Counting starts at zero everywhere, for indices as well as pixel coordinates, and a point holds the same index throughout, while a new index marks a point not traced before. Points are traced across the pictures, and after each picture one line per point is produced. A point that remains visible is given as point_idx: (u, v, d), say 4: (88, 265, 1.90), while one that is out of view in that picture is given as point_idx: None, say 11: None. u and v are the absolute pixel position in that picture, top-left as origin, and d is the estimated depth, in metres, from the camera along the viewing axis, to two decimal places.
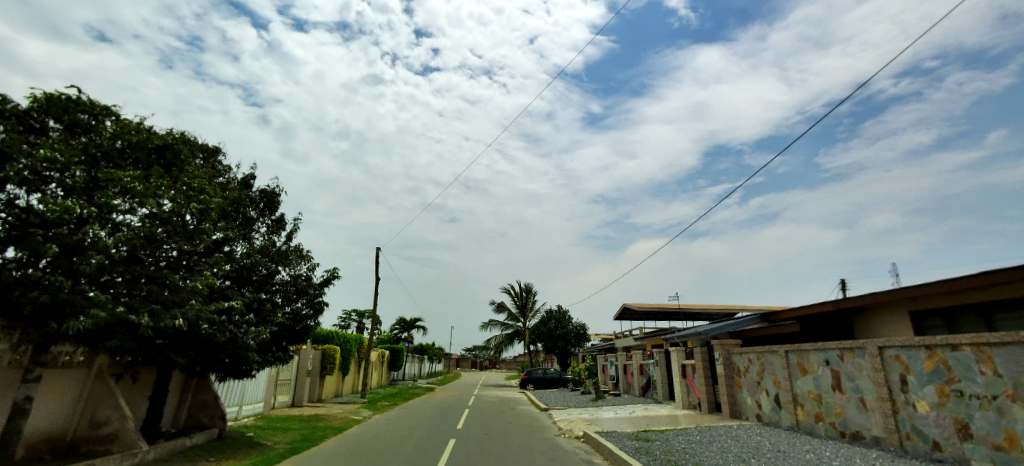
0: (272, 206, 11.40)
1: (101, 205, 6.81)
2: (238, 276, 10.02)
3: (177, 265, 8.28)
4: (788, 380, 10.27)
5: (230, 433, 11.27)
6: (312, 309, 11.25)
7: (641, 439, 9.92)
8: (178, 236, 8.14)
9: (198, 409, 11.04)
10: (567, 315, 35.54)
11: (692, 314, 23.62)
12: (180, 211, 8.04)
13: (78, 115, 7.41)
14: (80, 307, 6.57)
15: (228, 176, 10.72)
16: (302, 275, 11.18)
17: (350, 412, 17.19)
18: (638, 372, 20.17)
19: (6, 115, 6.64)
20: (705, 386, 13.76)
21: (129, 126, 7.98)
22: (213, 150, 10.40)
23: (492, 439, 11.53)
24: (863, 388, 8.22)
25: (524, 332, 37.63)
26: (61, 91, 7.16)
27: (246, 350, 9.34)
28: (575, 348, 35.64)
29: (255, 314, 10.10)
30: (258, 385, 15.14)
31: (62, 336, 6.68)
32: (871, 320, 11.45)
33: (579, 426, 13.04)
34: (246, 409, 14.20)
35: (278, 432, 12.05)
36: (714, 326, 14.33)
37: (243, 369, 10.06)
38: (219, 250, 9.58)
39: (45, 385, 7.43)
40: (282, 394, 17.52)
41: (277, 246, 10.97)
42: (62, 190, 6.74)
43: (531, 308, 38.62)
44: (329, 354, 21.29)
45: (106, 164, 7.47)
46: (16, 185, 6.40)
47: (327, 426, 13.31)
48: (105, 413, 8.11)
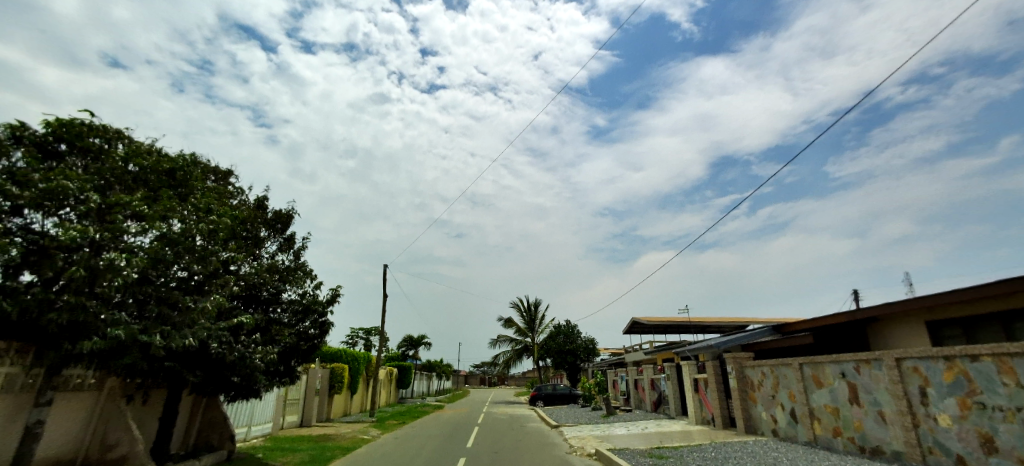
0: (283, 226, 11.54)
1: (113, 228, 6.96)
2: (246, 296, 10.17)
3: (188, 286, 8.37)
4: (804, 394, 10.06)
5: (239, 455, 11.21)
6: (319, 329, 11.18)
7: (654, 456, 9.77)
8: (188, 257, 8.22)
9: (209, 427, 11.08)
10: (575, 329, 35.33)
11: (703, 327, 23.39)
12: (189, 232, 8.14)
13: (90, 139, 7.57)
14: (96, 327, 6.71)
15: (240, 198, 10.95)
16: (308, 294, 11.22)
17: (359, 431, 17.10)
18: (649, 387, 19.91)
19: (23, 142, 6.87)
20: (718, 401, 13.54)
21: (141, 149, 8.18)
22: (225, 172, 10.61)
23: (501, 458, 11.40)
24: (882, 402, 8.03)
25: (532, 347, 37.39)
26: (74, 117, 7.36)
27: (253, 370, 9.26)
28: (585, 363, 35.25)
29: (262, 334, 10.17)
30: (267, 405, 15.14)
31: (78, 357, 6.81)
32: (887, 331, 11.24)
33: (590, 443, 12.88)
34: (255, 429, 14.16)
35: (286, 452, 12.02)
36: (725, 338, 14.13)
37: (254, 389, 9.97)
38: (227, 270, 9.50)
39: (57, 408, 7.45)
40: (291, 414, 17.49)
41: (285, 265, 11.09)
42: (76, 215, 6.92)
43: (538, 323, 38.41)
44: (337, 373, 21.30)
45: (118, 187, 7.68)
46: (33, 210, 6.58)
47: (336, 446, 13.21)
48: (117, 436, 8.32)
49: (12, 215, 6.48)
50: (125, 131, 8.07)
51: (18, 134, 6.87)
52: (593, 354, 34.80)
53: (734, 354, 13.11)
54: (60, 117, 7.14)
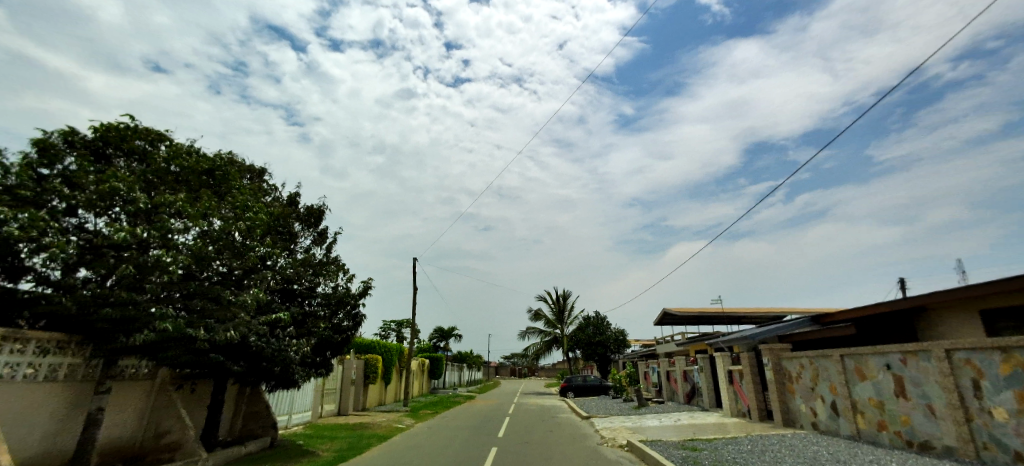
0: (315, 221, 11.85)
1: (157, 226, 7.30)
2: (282, 290, 10.50)
3: (227, 281, 8.70)
4: (846, 387, 9.74)
5: (282, 442, 11.65)
6: (351, 321, 11.51)
7: (688, 448, 9.63)
8: (227, 253, 8.57)
9: (252, 419, 11.53)
10: (605, 321, 35.09)
11: (738, 318, 22.83)
12: (228, 229, 8.48)
13: (135, 142, 7.95)
14: (145, 321, 7.06)
15: (274, 194, 11.29)
16: (340, 287, 11.50)
17: (393, 420, 17.51)
18: (682, 378, 19.63)
19: (74, 146, 7.28)
20: (753, 393, 13.25)
21: (181, 151, 8.53)
22: (259, 170, 10.95)
23: (532, 448, 11.48)
24: (931, 395, 7.70)
25: (562, 339, 37.37)
26: (119, 121, 7.72)
27: (289, 362, 9.59)
28: (616, 355, 35.01)
29: (298, 327, 10.50)
30: (306, 395, 15.67)
31: (130, 349, 7.20)
32: (935, 321, 10.73)
33: (622, 435, 12.80)
34: (295, 418, 14.70)
35: (325, 440, 12.43)
36: (760, 330, 13.76)
37: (291, 379, 10.31)
38: (264, 265, 9.86)
39: (116, 397, 7.92)
40: (328, 403, 18.07)
41: (317, 259, 11.38)
42: (124, 214, 7.28)
43: (568, 314, 38.31)
44: (371, 363, 21.84)
45: (161, 187, 8.05)
46: (85, 210, 6.98)
47: (372, 435, 13.58)
48: (168, 424, 8.96)
49: (67, 216, 6.91)
50: (166, 133, 8.43)
51: (70, 139, 7.29)
52: (623, 345, 34.53)
53: (770, 345, 12.76)
54: (107, 122, 7.52)
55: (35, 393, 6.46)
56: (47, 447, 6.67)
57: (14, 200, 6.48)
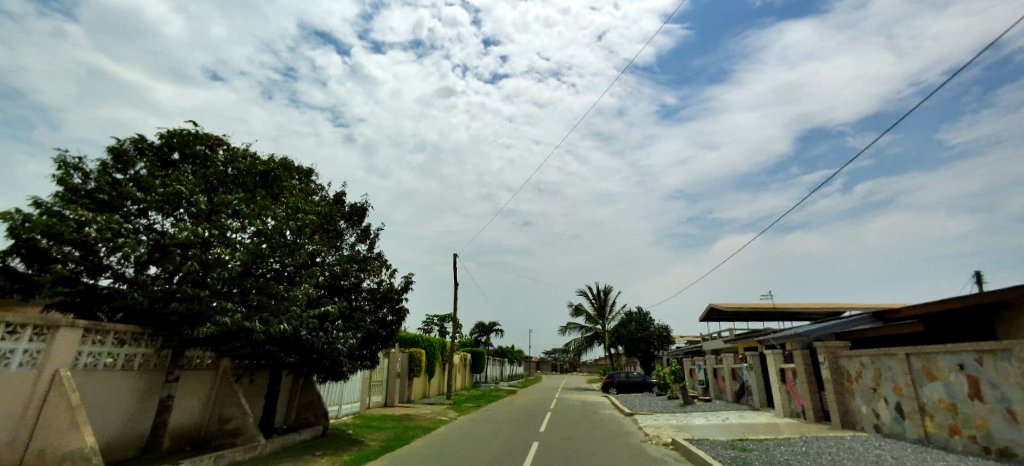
0: (359, 219, 12.22)
1: (217, 226, 7.74)
2: (331, 285, 10.90)
3: (281, 277, 9.12)
4: (913, 388, 9.14)
5: (333, 431, 12.15)
6: (396, 315, 11.84)
7: (737, 448, 9.32)
8: (280, 251, 8.98)
9: (305, 408, 12.07)
10: (648, 317, 34.44)
11: (790, 314, 21.86)
12: (280, 228, 8.87)
13: (196, 147, 8.44)
14: (208, 314, 7.51)
15: (322, 194, 11.71)
16: (385, 282, 11.84)
17: (438, 412, 17.89)
18: (730, 376, 19.02)
19: (144, 153, 7.83)
20: (808, 392, 12.66)
21: (237, 154, 8.99)
22: (308, 171, 11.38)
23: (575, 444, 11.46)
24: (1011, 398, 7.11)
25: (603, 334, 36.98)
26: (183, 127, 8.22)
27: (339, 354, 9.97)
28: (659, 351, 34.34)
29: (345, 320, 10.88)
30: (354, 386, 16.25)
31: (195, 341, 7.69)
32: (1016, 318, 9.88)
33: (667, 433, 12.55)
34: (345, 408, 15.28)
35: (374, 430, 12.87)
36: (815, 326, 13.10)
37: (340, 371, 10.71)
38: (314, 262, 10.27)
39: (184, 385, 8.50)
40: (375, 395, 18.67)
41: (363, 256, 11.74)
42: (188, 215, 7.75)
43: (609, 310, 37.84)
44: (416, 357, 22.38)
45: (220, 189, 8.52)
46: (154, 212, 7.49)
47: (418, 426, 13.94)
48: (231, 410, 9.19)
49: (139, 217, 7.44)
50: (224, 137, 8.89)
51: (140, 146, 7.84)
52: (667, 342, 33.81)
53: (826, 343, 12.15)
54: (172, 129, 8.02)
55: (115, 381, 7.03)
56: (126, 430, 7.25)
57: (95, 204, 7.14)
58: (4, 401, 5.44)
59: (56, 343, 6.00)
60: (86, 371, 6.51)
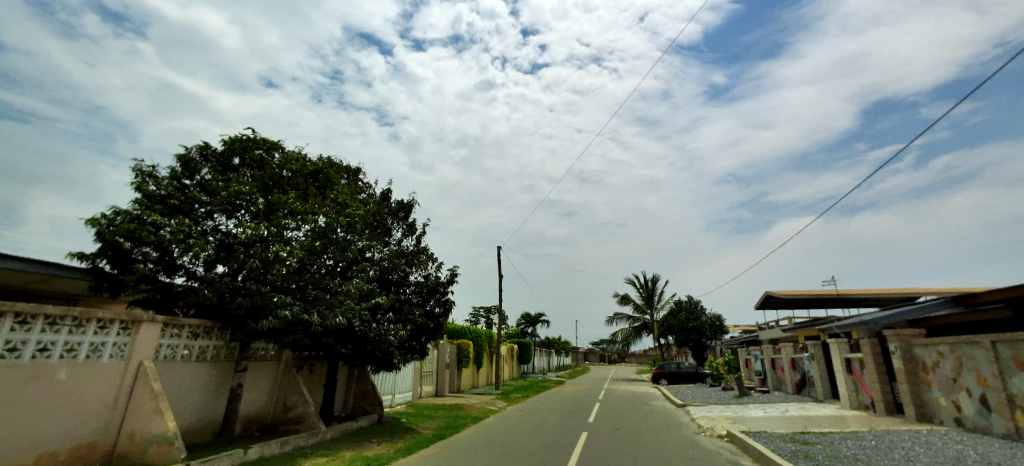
0: (405, 215, 12.50)
1: (274, 225, 8.13)
2: (381, 279, 11.21)
3: (334, 272, 9.47)
4: (1000, 378, 8.40)
5: (388, 419, 12.59)
6: (442, 307, 12.11)
7: (798, 442, 8.90)
8: (332, 247, 9.34)
9: (361, 397, 12.56)
10: (699, 306, 33.44)
11: (855, 301, 20.59)
12: (332, 225, 9.22)
13: (254, 151, 8.90)
14: (270, 308, 7.92)
15: (369, 192, 12.05)
16: (432, 276, 12.08)
17: (487, 402, 18.16)
18: (790, 367, 18.18)
19: (207, 159, 8.34)
20: (878, 384, 11.91)
21: (291, 156, 9.39)
22: (355, 170, 11.73)
23: (625, 434, 11.36)
24: None
25: (652, 324, 36.24)
26: (242, 133, 8.70)
27: (390, 345, 10.29)
28: (712, 341, 33.30)
29: (395, 313, 11.18)
30: (406, 377, 16.75)
31: (259, 333, 8.15)
32: None
33: (722, 424, 12.16)
34: (398, 397, 15.79)
35: (426, 419, 13.22)
36: (884, 314, 12.27)
37: (392, 362, 11.05)
38: (364, 258, 10.62)
39: (252, 375, 9.05)
40: (426, 385, 19.19)
41: (410, 251, 12.00)
42: (249, 215, 8.19)
43: (658, 299, 37.02)
44: (464, 348, 22.77)
45: (276, 190, 8.93)
46: (219, 214, 7.97)
47: (468, 415, 14.21)
48: (294, 399, 9.65)
49: (206, 219, 7.94)
50: (278, 141, 9.30)
51: (204, 153, 8.36)
52: (720, 331, 32.72)
53: (897, 331, 11.37)
54: (232, 135, 8.50)
55: (191, 371, 7.57)
56: (203, 417, 7.80)
57: (167, 208, 7.69)
58: (98, 390, 5.97)
59: (140, 336, 6.52)
60: (166, 362, 7.05)
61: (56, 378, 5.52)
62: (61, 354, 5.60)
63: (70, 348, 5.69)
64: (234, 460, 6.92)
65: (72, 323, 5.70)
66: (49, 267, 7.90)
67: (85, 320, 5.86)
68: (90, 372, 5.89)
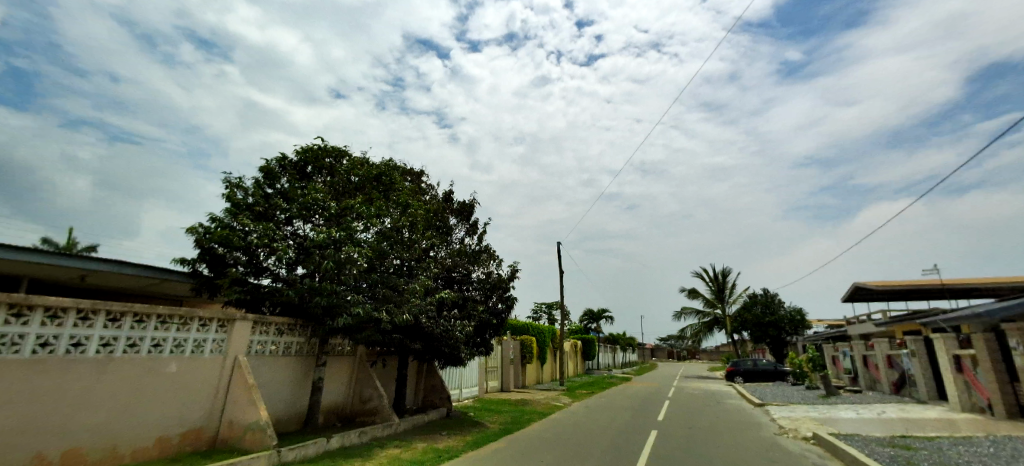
0: (467, 214, 12.71)
1: (345, 228, 8.54)
2: (445, 277, 11.47)
3: (401, 272, 9.79)
4: None
5: (456, 413, 12.89)
6: (504, 304, 12.20)
7: (897, 446, 8.11)
8: (399, 247, 9.66)
9: (430, 391, 12.95)
10: (776, 299, 31.46)
11: (963, 292, 18.46)
12: (397, 226, 9.54)
13: (325, 160, 9.41)
14: (345, 306, 8.33)
15: (431, 193, 12.37)
16: (493, 273, 12.19)
17: (552, 398, 18.14)
18: (885, 365, 16.63)
19: (285, 169, 8.94)
20: (995, 384, 10.58)
21: (358, 162, 9.82)
22: (417, 172, 12.07)
23: (700, 434, 10.89)
24: None
25: (724, 319, 34.55)
26: (314, 143, 9.23)
27: (457, 341, 10.51)
28: (792, 337, 31.21)
29: (460, 309, 11.40)
30: (472, 372, 17.08)
31: (336, 330, 8.60)
32: None
33: (807, 426, 11.33)
34: (465, 392, 16.14)
35: (492, 413, 13.40)
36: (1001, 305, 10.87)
37: (458, 357, 11.30)
38: (428, 257, 10.92)
39: (331, 368, 9.59)
40: (492, 380, 19.49)
41: (472, 249, 12.19)
42: (322, 220, 8.66)
43: (729, 293, 35.22)
44: (528, 344, 22.88)
45: (345, 195, 9.38)
46: (297, 219, 8.50)
47: (534, 411, 14.25)
48: (370, 391, 10.12)
49: (286, 224, 8.50)
50: (345, 148, 9.76)
51: (282, 163, 8.96)
52: (801, 326, 30.60)
53: (1018, 324, 10.03)
54: (306, 145, 9.05)
55: (279, 365, 8.13)
56: (291, 407, 8.36)
57: (253, 215, 8.33)
58: (200, 383, 6.53)
59: (235, 333, 7.07)
60: (257, 356, 7.61)
61: (168, 371, 6.11)
62: (171, 349, 6.19)
63: (178, 343, 6.27)
64: (319, 449, 7.37)
65: (179, 322, 6.27)
66: (159, 272, 8.79)
67: (189, 319, 6.43)
68: (195, 366, 6.47)
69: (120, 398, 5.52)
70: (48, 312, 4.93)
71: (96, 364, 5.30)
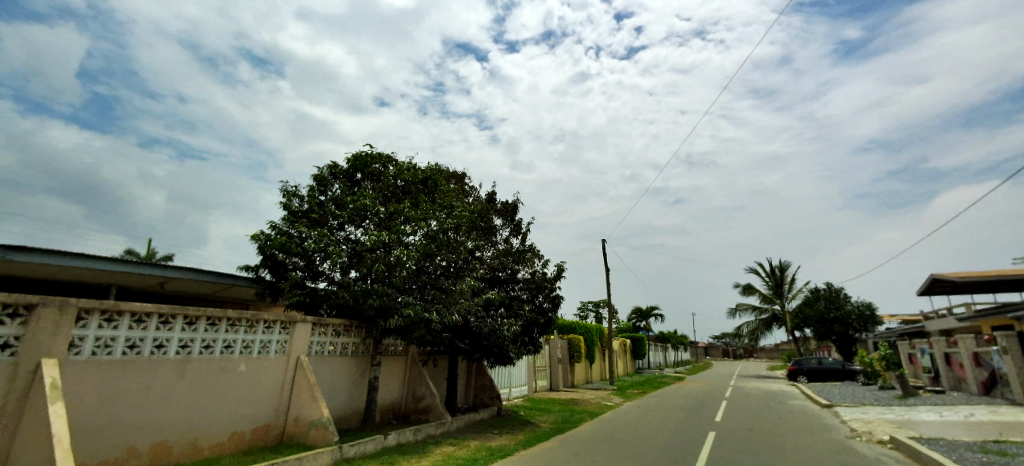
0: (510, 214, 12.73)
1: (394, 231, 8.76)
2: (491, 277, 11.52)
3: (448, 273, 9.92)
4: None
5: (507, 412, 12.94)
6: (551, 303, 12.14)
7: (990, 452, 7.40)
8: (445, 248, 9.80)
9: (481, 390, 13.07)
10: (842, 294, 29.63)
11: None
12: (443, 228, 9.69)
13: (373, 166, 9.68)
14: (397, 307, 8.54)
15: (474, 194, 12.48)
16: (539, 272, 12.14)
17: (603, 397, 17.89)
18: (972, 363, 15.27)
19: (336, 177, 9.30)
20: None
21: (404, 167, 10.03)
22: (460, 175, 12.20)
23: (762, 436, 10.39)
24: None
25: (784, 316, 32.88)
26: (362, 151, 9.53)
27: (505, 341, 10.55)
28: (861, 334, 29.29)
29: (507, 309, 11.42)
30: (521, 371, 17.11)
31: (389, 331, 8.84)
32: None
33: (881, 429, 10.56)
34: (514, 391, 16.19)
35: (543, 412, 13.36)
36: None
37: (507, 356, 11.34)
38: (474, 257, 11.02)
39: (385, 368, 9.86)
40: (541, 379, 19.45)
41: (517, 248, 12.20)
42: (372, 224, 8.91)
43: (788, 288, 33.50)
44: (575, 343, 22.67)
45: (393, 199, 9.61)
46: (349, 224, 8.80)
47: (585, 410, 14.08)
48: (423, 390, 10.32)
49: (339, 230, 8.82)
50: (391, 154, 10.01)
51: (333, 172, 9.32)
52: (872, 322, 28.65)
53: None
54: (355, 153, 9.37)
55: (338, 365, 8.45)
56: (349, 406, 8.67)
57: (309, 222, 8.71)
58: (267, 381, 6.88)
59: (296, 335, 7.40)
60: (317, 356, 7.94)
61: (239, 371, 6.48)
62: (241, 349, 6.55)
63: (247, 344, 6.64)
64: (377, 445, 7.60)
65: (246, 324, 6.63)
66: (226, 278, 9.34)
67: (255, 321, 6.79)
68: (262, 365, 6.83)
69: (199, 395, 5.91)
70: (135, 317, 5.35)
71: (176, 364, 5.69)
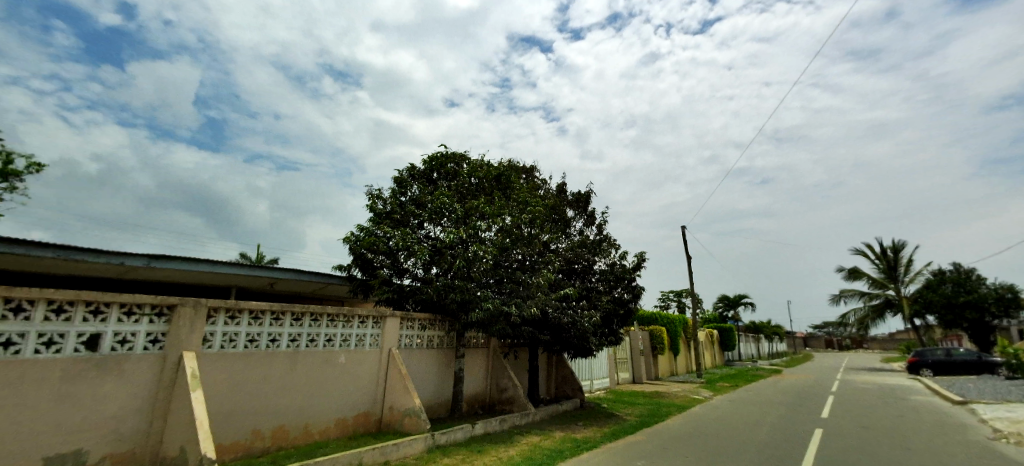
0: (584, 205, 12.52)
1: (471, 228, 8.95)
2: (567, 269, 11.41)
3: (525, 266, 9.97)
4: None
5: (589, 404, 12.82)
6: (630, 293, 11.81)
7: None
8: (520, 242, 9.86)
9: (562, 382, 13.05)
10: (975, 275, 25.93)
11: None
12: (517, 223, 9.75)
13: (448, 165, 9.95)
14: (477, 301, 8.73)
15: (546, 187, 12.42)
16: (616, 263, 11.83)
17: (691, 390, 17.14)
18: None
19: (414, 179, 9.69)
20: None
21: (477, 165, 10.20)
22: (530, 168, 12.16)
23: (881, 434, 9.36)
24: None
25: (899, 302, 29.46)
26: (437, 151, 9.82)
27: (585, 333, 10.42)
28: (999, 320, 25.47)
29: (586, 300, 11.26)
30: (602, 363, 16.85)
31: (471, 324, 9.07)
32: None
33: None
34: (596, 383, 15.99)
35: (627, 405, 13.06)
36: None
37: (587, 348, 11.20)
38: (549, 250, 10.98)
39: (469, 359, 10.14)
40: (623, 371, 19.04)
41: (592, 239, 11.98)
42: (450, 222, 9.17)
43: (904, 270, 29.92)
44: (658, 334, 21.90)
45: (468, 196, 9.81)
46: (428, 222, 9.13)
47: (672, 404, 13.56)
48: (506, 381, 10.50)
49: (419, 228, 9.18)
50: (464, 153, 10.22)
51: (410, 173, 9.72)
52: (1014, 307, 24.81)
53: None
54: (431, 154, 9.68)
55: (425, 357, 8.83)
56: (438, 396, 9.03)
57: (392, 222, 9.15)
58: (364, 372, 7.33)
59: (387, 329, 7.82)
60: (406, 349, 8.33)
61: (339, 362, 6.97)
62: (340, 343, 7.05)
63: (345, 338, 7.13)
64: (466, 434, 7.85)
65: (343, 320, 7.11)
66: (323, 278, 10.09)
67: (351, 316, 7.26)
68: (359, 357, 7.30)
69: (307, 385, 6.43)
70: (252, 314, 5.92)
71: (287, 356, 6.23)
